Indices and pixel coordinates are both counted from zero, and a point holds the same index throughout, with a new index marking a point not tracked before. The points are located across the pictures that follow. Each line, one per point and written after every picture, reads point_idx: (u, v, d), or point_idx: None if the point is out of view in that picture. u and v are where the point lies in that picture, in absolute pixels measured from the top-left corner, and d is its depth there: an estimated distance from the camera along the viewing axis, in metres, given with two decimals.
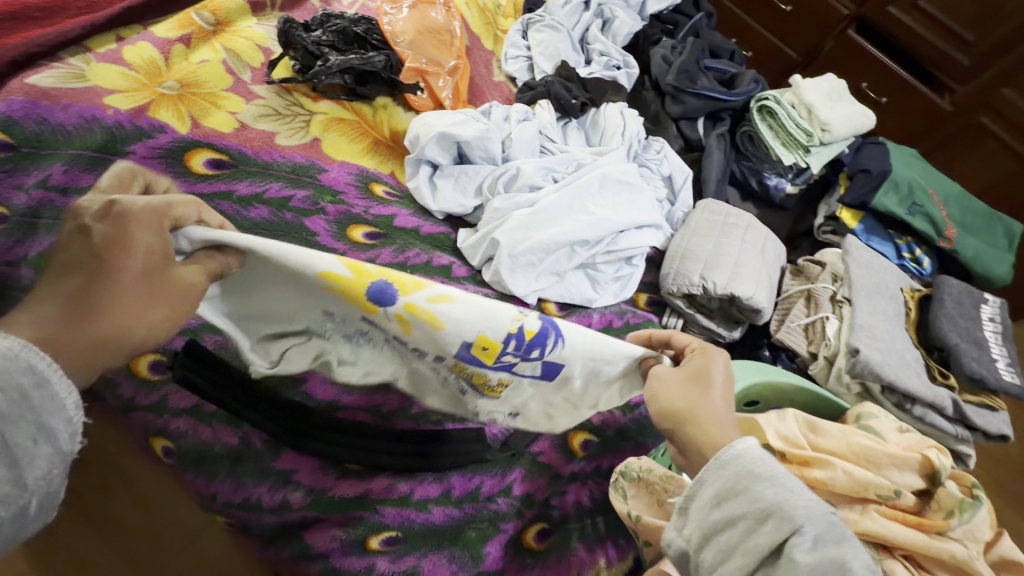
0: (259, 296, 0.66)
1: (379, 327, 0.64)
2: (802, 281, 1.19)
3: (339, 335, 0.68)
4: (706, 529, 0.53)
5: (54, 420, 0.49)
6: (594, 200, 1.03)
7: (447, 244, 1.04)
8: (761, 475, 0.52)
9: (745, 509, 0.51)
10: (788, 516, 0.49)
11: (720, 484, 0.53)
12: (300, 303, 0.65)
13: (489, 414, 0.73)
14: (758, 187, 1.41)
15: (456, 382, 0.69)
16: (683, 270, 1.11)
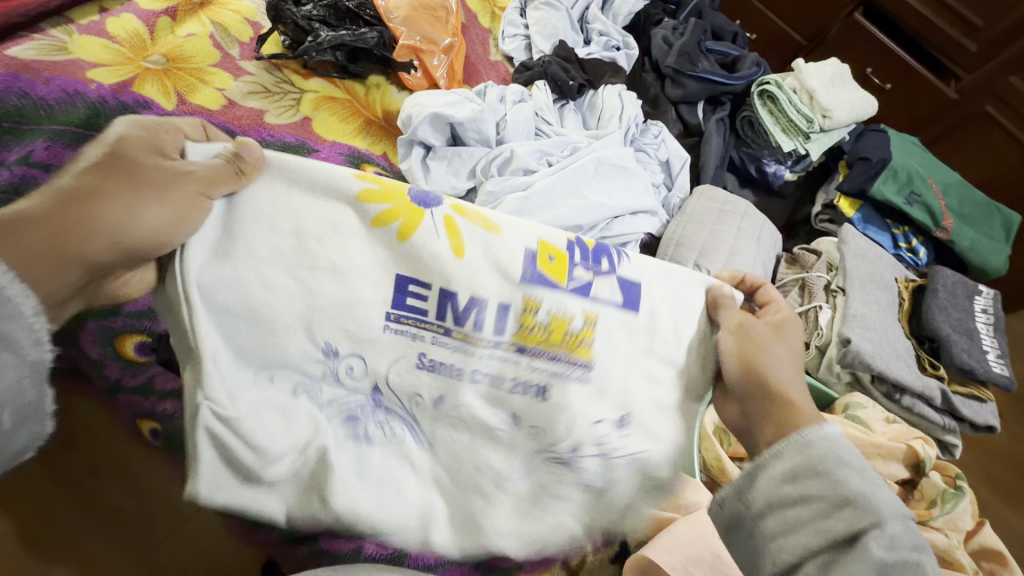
0: (257, 240, 0.61)
1: (410, 309, 0.66)
2: (797, 270, 1.18)
3: (332, 392, 0.65)
4: (769, 491, 0.57)
5: (15, 327, 0.46)
6: (589, 185, 1.00)
7: None
8: (845, 462, 0.56)
9: (823, 492, 0.54)
10: (872, 513, 0.52)
11: (798, 462, 0.57)
12: (322, 294, 0.63)
13: (592, 430, 0.68)
14: (756, 174, 1.39)
15: (506, 375, 0.68)
16: (677, 257, 1.10)
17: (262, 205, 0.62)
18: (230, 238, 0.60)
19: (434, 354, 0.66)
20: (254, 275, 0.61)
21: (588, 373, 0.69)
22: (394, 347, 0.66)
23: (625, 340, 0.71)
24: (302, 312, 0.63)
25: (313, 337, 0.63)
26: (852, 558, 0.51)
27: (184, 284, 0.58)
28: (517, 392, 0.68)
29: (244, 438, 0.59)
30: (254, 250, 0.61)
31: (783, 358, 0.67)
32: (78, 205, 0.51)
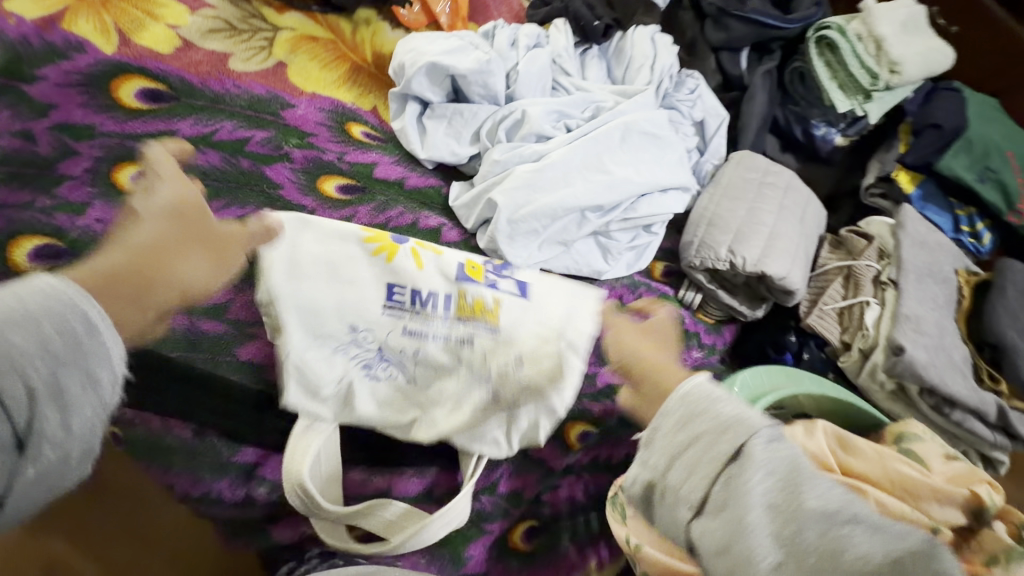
0: (303, 279, 0.70)
1: (396, 303, 0.71)
2: (842, 256, 1.03)
3: (359, 360, 0.71)
4: (668, 446, 0.52)
5: (102, 374, 0.49)
6: (613, 155, 0.86)
7: (437, 201, 0.89)
8: (718, 397, 0.53)
9: (706, 428, 0.50)
10: (741, 422, 0.50)
11: (681, 411, 0.53)
12: (341, 294, 0.70)
13: (499, 364, 0.71)
14: (802, 137, 1.22)
15: (450, 340, 0.71)
16: (709, 240, 0.96)
17: (304, 244, 0.70)
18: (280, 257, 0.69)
19: (413, 325, 0.71)
20: (299, 289, 0.69)
21: (499, 335, 0.71)
22: (389, 332, 0.71)
23: (544, 346, 0.71)
24: (332, 305, 0.70)
25: (340, 319, 0.70)
26: (739, 474, 0.47)
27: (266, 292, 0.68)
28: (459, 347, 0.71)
29: (302, 366, 0.69)
30: (290, 273, 0.69)
31: (621, 339, 0.70)
32: (142, 270, 0.57)
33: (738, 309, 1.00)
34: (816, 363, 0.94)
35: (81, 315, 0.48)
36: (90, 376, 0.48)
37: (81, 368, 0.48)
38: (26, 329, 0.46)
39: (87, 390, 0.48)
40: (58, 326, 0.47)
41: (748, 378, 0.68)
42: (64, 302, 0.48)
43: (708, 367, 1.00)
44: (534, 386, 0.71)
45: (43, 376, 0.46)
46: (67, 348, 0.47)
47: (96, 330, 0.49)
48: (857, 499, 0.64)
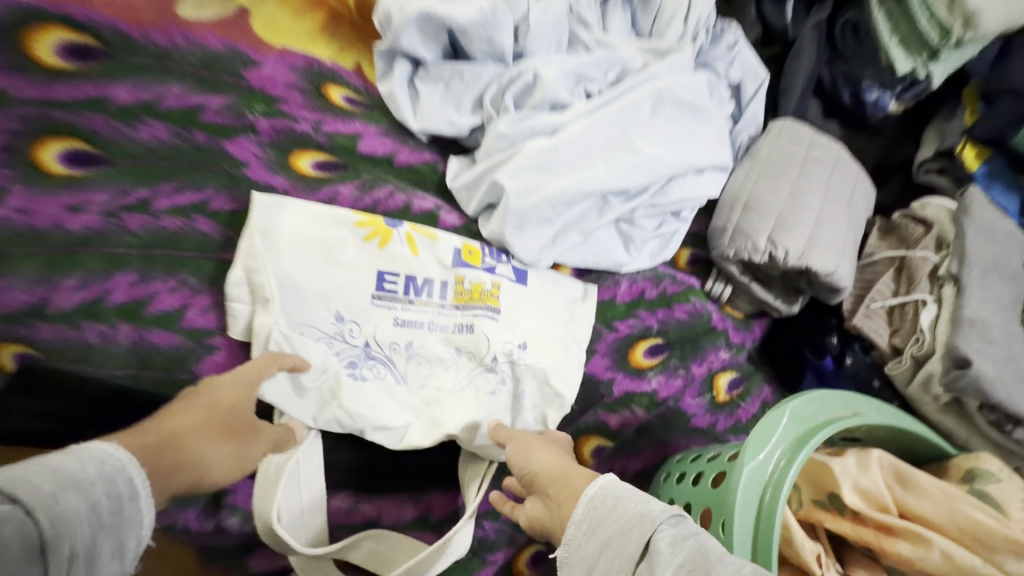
0: (289, 257, 0.62)
1: (389, 291, 0.66)
2: (892, 244, 0.92)
3: (344, 357, 0.64)
4: (579, 561, 0.47)
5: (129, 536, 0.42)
6: (641, 129, 0.73)
7: (432, 180, 0.76)
8: (625, 494, 0.49)
9: (616, 529, 0.46)
10: (644, 516, 0.46)
11: (590, 509, 0.49)
12: (330, 278, 0.64)
13: (503, 351, 0.69)
14: (850, 101, 1.05)
15: (447, 329, 0.68)
16: (745, 227, 0.83)
17: (289, 220, 0.63)
18: (267, 236, 0.62)
19: (407, 316, 0.67)
20: (286, 273, 0.62)
21: (502, 318, 0.70)
22: (378, 323, 0.65)
23: (546, 326, 0.72)
24: (320, 289, 0.63)
25: (329, 304, 0.63)
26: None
27: (248, 266, 0.60)
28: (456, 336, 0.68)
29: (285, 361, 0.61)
30: (282, 261, 0.62)
31: (526, 447, 0.60)
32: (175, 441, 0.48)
33: (771, 304, 0.88)
34: (860, 368, 0.87)
35: (127, 481, 0.43)
36: (120, 547, 0.42)
37: (114, 538, 0.41)
38: (76, 492, 0.39)
39: (114, 557, 0.41)
40: (110, 487, 0.41)
41: (801, 405, 0.58)
42: (113, 466, 0.43)
43: (735, 368, 0.89)
44: (541, 372, 0.70)
45: (85, 543, 0.39)
46: (109, 514, 0.41)
47: (138, 493, 0.43)
48: (918, 548, 0.57)
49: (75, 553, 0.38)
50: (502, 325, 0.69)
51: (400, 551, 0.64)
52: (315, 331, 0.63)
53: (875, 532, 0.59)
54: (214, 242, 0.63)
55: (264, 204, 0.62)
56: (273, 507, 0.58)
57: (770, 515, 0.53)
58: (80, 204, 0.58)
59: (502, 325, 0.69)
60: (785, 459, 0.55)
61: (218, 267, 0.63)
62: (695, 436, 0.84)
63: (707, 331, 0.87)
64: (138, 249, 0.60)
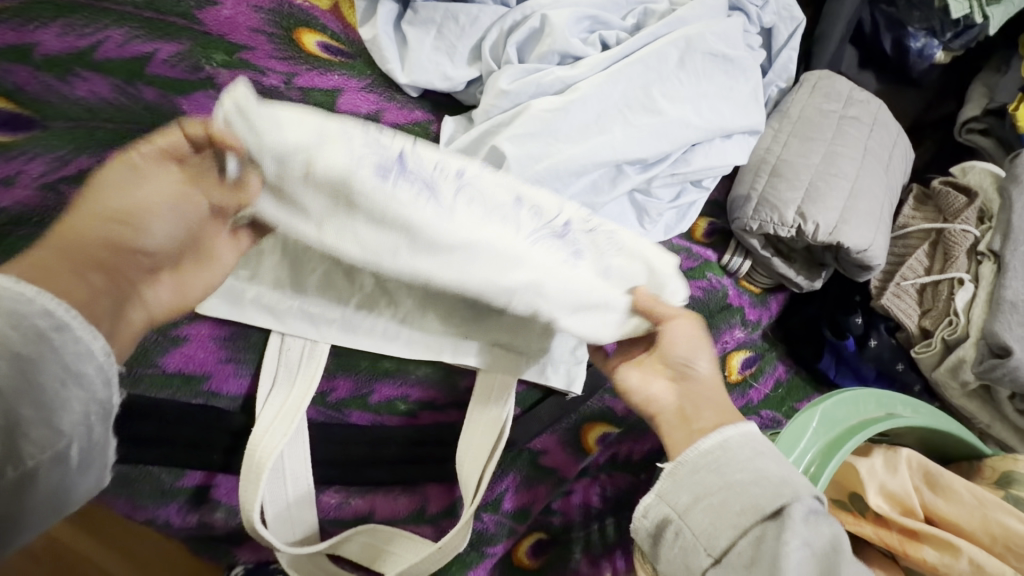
0: (279, 107, 0.41)
1: (421, 168, 0.42)
2: (928, 214, 0.84)
3: (365, 162, 0.41)
4: (694, 490, 0.46)
5: (81, 363, 0.39)
6: (665, 87, 0.63)
7: (425, 143, 0.67)
8: (765, 453, 0.48)
9: (748, 479, 0.45)
10: (787, 484, 0.45)
11: (728, 449, 0.48)
12: (324, 129, 0.40)
13: (585, 217, 0.48)
14: (891, 51, 0.93)
15: (520, 175, 0.46)
16: (772, 197, 0.75)
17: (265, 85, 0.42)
18: (249, 116, 0.40)
19: (444, 168, 0.43)
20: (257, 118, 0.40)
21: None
22: (418, 155, 0.42)
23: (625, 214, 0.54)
24: (309, 136, 0.40)
25: (332, 150, 0.41)
26: (775, 532, 0.42)
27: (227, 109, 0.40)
28: (531, 186, 0.46)
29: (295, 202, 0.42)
30: (264, 127, 0.39)
31: (676, 338, 0.55)
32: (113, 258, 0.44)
33: (791, 280, 0.81)
34: (884, 350, 0.82)
35: (40, 314, 0.37)
36: (69, 373, 0.38)
37: (54, 365, 0.38)
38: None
39: (66, 386, 0.38)
40: (11, 321, 0.36)
41: (832, 406, 0.53)
42: (18, 302, 0.37)
43: (749, 346, 0.83)
44: (624, 246, 0.51)
45: (8, 381, 0.35)
46: (30, 347, 0.37)
47: (65, 323, 0.38)
48: (945, 555, 0.53)
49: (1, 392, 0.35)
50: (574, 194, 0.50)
51: (399, 547, 0.61)
52: (323, 159, 0.40)
53: (899, 537, 0.55)
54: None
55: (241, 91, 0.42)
56: (255, 503, 0.53)
57: None
58: (12, 176, 0.50)
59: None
60: (816, 466, 0.51)
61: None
62: None
63: (723, 308, 0.80)
64: None
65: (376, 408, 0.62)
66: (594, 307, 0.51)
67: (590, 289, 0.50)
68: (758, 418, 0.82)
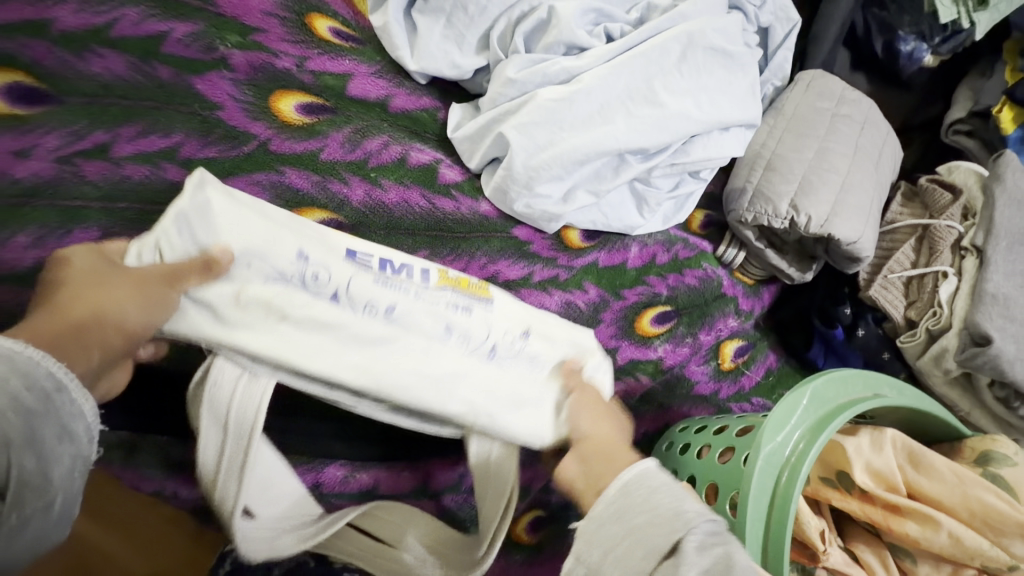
0: (242, 211, 0.49)
1: (365, 261, 0.52)
2: (916, 210, 0.87)
3: (303, 306, 0.50)
4: (604, 541, 0.45)
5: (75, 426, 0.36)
6: (667, 79, 0.66)
7: (431, 129, 0.69)
8: (660, 488, 0.46)
9: (643, 518, 0.44)
10: (677, 515, 0.44)
11: (627, 494, 0.46)
12: (287, 235, 0.50)
13: (505, 341, 0.56)
14: (882, 53, 0.96)
15: (441, 304, 0.54)
16: (766, 190, 0.78)
17: (221, 196, 0.49)
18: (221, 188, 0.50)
19: (392, 279, 0.53)
20: (224, 203, 0.49)
21: (499, 307, 0.57)
22: (353, 276, 0.51)
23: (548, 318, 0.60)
24: (263, 236, 0.49)
25: (292, 237, 0.51)
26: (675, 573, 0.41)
27: (166, 245, 0.47)
28: (452, 314, 0.54)
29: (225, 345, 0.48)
30: (238, 216, 0.49)
31: (580, 412, 0.56)
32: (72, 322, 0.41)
33: (784, 271, 0.84)
34: (871, 340, 0.85)
35: (46, 373, 0.36)
36: (65, 431, 0.36)
37: (53, 424, 0.35)
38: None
39: (65, 441, 0.36)
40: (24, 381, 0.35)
41: (821, 386, 0.56)
42: (22, 361, 0.35)
43: (741, 336, 0.86)
44: (549, 370, 0.58)
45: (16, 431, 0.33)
46: (35, 402, 0.35)
47: (67, 384, 0.37)
48: (926, 529, 0.56)
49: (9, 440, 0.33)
50: (498, 313, 0.57)
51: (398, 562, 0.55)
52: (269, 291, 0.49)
53: (883, 512, 0.58)
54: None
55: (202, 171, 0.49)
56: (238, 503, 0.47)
57: (785, 499, 0.51)
58: (26, 149, 0.51)
59: (501, 313, 0.57)
60: (804, 444, 0.53)
61: None
62: (699, 403, 0.82)
63: (717, 298, 0.83)
64: (100, 202, 0.53)
65: None
66: (526, 404, 0.56)
67: (516, 395, 0.55)
68: (749, 405, 0.86)
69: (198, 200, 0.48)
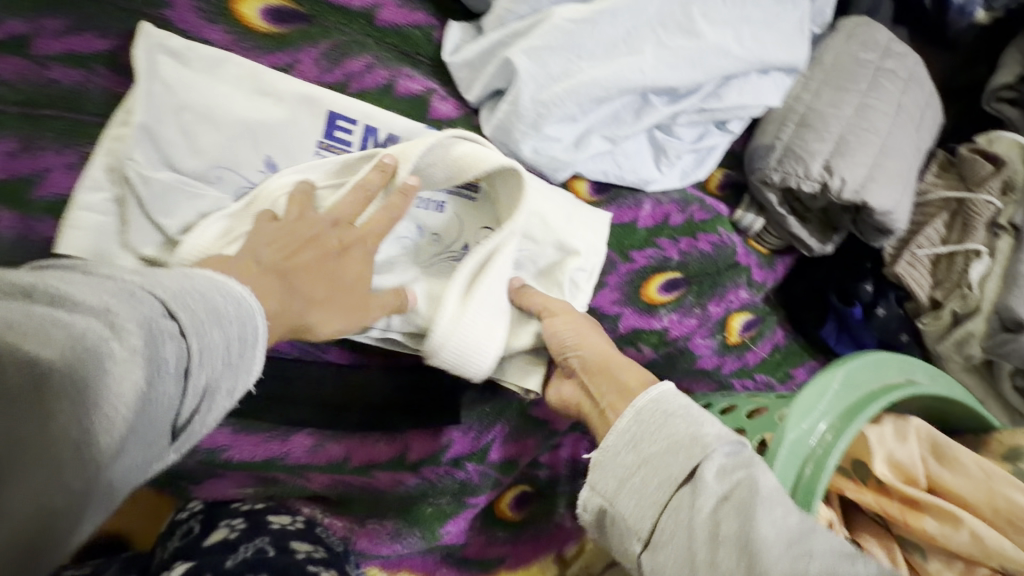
0: (212, 86, 0.48)
1: (339, 141, 0.52)
2: (950, 182, 0.80)
3: None
4: (612, 471, 0.42)
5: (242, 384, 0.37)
6: (707, 6, 0.56)
7: (424, 51, 0.58)
8: (675, 412, 0.43)
9: (654, 449, 0.41)
10: (696, 440, 0.40)
11: (635, 423, 0.43)
12: (256, 108, 0.49)
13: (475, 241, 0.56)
14: (931, 7, 0.85)
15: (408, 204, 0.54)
16: (797, 148, 0.69)
17: (178, 78, 0.47)
18: (187, 59, 0.47)
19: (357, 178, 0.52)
20: (200, 97, 0.48)
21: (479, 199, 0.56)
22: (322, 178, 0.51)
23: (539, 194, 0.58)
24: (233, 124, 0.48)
25: (257, 146, 0.49)
26: (692, 502, 0.38)
27: (131, 172, 0.45)
28: (422, 214, 0.55)
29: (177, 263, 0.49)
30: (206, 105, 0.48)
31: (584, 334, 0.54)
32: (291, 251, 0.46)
33: (804, 242, 0.77)
34: (892, 321, 0.78)
35: (232, 309, 0.36)
36: (233, 388, 0.37)
37: (232, 379, 0.36)
38: (220, 327, 0.35)
39: (229, 397, 0.36)
40: (238, 321, 0.36)
41: (852, 369, 0.50)
42: (244, 310, 0.37)
43: (751, 309, 0.80)
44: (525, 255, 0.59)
45: (214, 376, 0.34)
46: (237, 354, 0.36)
47: (255, 342, 0.38)
48: (945, 526, 0.52)
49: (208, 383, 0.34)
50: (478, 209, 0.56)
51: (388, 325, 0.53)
52: (211, 231, 0.47)
53: (899, 507, 0.53)
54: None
55: (155, 38, 0.46)
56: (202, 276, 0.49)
57: (807, 494, 0.45)
58: None
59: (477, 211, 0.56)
60: (831, 435, 0.47)
61: None
62: (698, 378, 0.77)
63: (731, 267, 0.76)
64: (19, 107, 0.45)
65: (356, 345, 0.56)
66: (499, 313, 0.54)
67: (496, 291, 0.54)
68: (751, 381, 0.81)
69: (156, 87, 0.46)
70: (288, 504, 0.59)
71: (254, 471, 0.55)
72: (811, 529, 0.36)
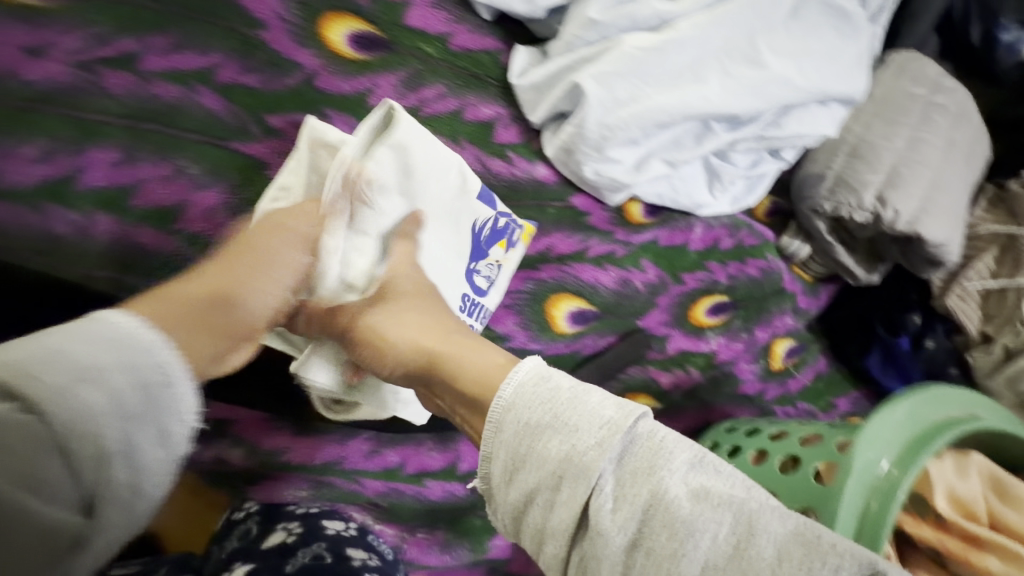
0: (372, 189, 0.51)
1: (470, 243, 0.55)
2: (1000, 217, 0.79)
3: None
4: (506, 508, 0.38)
5: (173, 425, 0.34)
6: (772, 38, 0.58)
7: (492, 74, 0.61)
8: (542, 425, 0.36)
9: (538, 479, 0.36)
10: (573, 462, 0.35)
11: (508, 451, 0.37)
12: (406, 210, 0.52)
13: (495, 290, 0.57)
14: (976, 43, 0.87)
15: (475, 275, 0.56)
16: (848, 177, 0.70)
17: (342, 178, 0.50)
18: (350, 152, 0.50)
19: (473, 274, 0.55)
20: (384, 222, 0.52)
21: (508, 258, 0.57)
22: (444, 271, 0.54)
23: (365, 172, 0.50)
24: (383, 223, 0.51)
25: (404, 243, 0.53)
26: (592, 553, 0.35)
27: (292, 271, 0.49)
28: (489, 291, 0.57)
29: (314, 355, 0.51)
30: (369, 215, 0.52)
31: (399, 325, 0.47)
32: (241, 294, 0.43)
33: (850, 271, 0.77)
34: (939, 353, 0.79)
35: (156, 365, 0.33)
36: (162, 434, 0.33)
37: (150, 428, 0.33)
38: (169, 341, 0.35)
39: (159, 446, 0.33)
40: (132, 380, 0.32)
41: (919, 401, 0.50)
42: (138, 352, 0.33)
43: (795, 336, 0.79)
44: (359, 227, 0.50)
45: (115, 439, 0.31)
46: (139, 405, 0.32)
47: (174, 380, 0.34)
48: (1010, 567, 0.50)
49: (104, 451, 0.31)
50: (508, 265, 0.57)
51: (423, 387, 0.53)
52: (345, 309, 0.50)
53: (961, 544, 0.52)
54: (224, 126, 0.50)
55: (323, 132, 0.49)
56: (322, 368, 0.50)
57: (875, 526, 0.46)
58: (42, 46, 0.46)
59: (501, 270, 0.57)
60: (898, 470, 0.47)
61: (238, 164, 0.50)
62: (741, 405, 0.77)
63: (777, 292, 0.76)
64: (123, 119, 0.47)
65: None
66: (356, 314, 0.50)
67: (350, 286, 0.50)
68: (793, 409, 0.80)
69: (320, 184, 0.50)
70: (341, 509, 0.58)
71: (312, 473, 0.56)
72: (742, 547, 0.33)
